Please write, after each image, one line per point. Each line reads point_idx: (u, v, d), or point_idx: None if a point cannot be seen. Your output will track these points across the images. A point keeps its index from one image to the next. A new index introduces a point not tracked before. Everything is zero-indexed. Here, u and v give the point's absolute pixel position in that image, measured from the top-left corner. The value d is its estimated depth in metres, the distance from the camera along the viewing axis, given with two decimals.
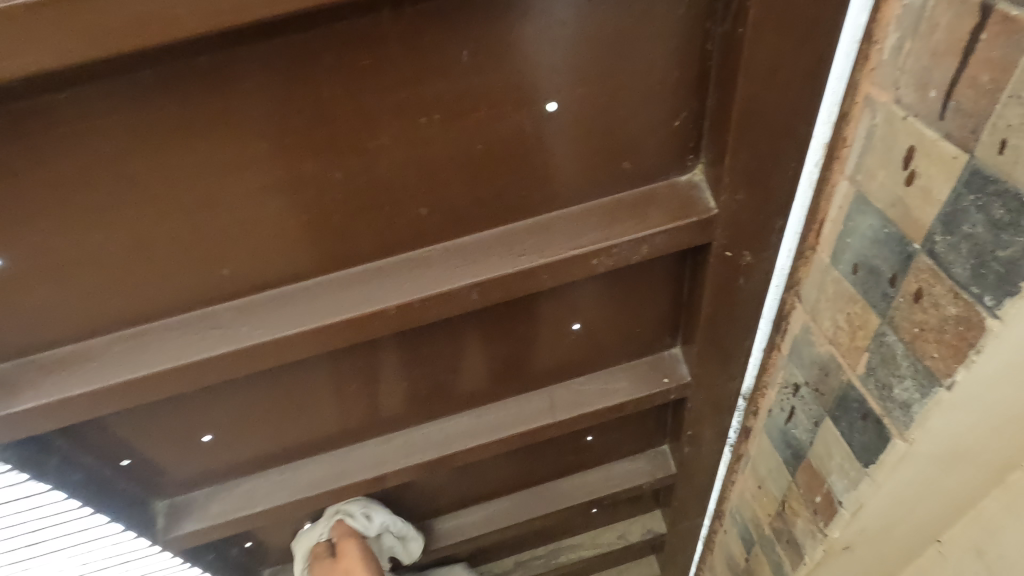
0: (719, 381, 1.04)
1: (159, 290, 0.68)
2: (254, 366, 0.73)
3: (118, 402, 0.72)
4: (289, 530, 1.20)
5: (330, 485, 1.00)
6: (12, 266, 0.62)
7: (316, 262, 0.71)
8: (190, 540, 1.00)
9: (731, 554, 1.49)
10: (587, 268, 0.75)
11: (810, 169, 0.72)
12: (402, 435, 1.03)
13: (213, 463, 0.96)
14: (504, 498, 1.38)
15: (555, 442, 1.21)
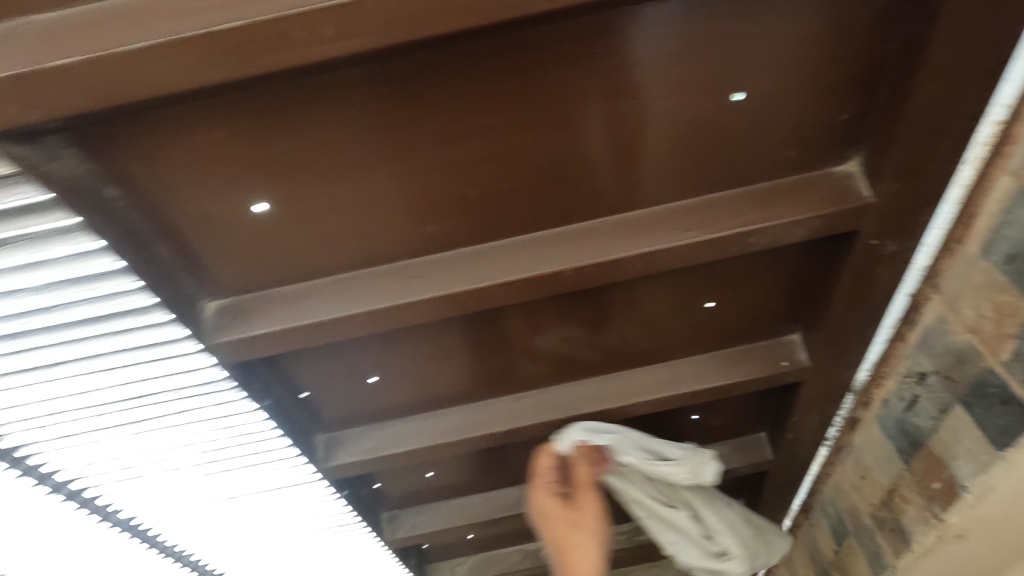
0: (837, 369, 1.09)
1: (378, 241, 0.81)
2: (444, 312, 0.85)
3: (332, 334, 0.85)
4: (413, 477, 1.32)
5: (469, 433, 1.11)
6: (275, 213, 0.75)
7: (505, 225, 0.82)
8: (342, 471, 1.13)
9: (816, 547, 1.53)
10: (743, 245, 0.83)
11: (963, 167, 0.76)
12: (532, 395, 1.14)
13: (372, 403, 1.09)
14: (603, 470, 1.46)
15: (663, 416, 1.28)
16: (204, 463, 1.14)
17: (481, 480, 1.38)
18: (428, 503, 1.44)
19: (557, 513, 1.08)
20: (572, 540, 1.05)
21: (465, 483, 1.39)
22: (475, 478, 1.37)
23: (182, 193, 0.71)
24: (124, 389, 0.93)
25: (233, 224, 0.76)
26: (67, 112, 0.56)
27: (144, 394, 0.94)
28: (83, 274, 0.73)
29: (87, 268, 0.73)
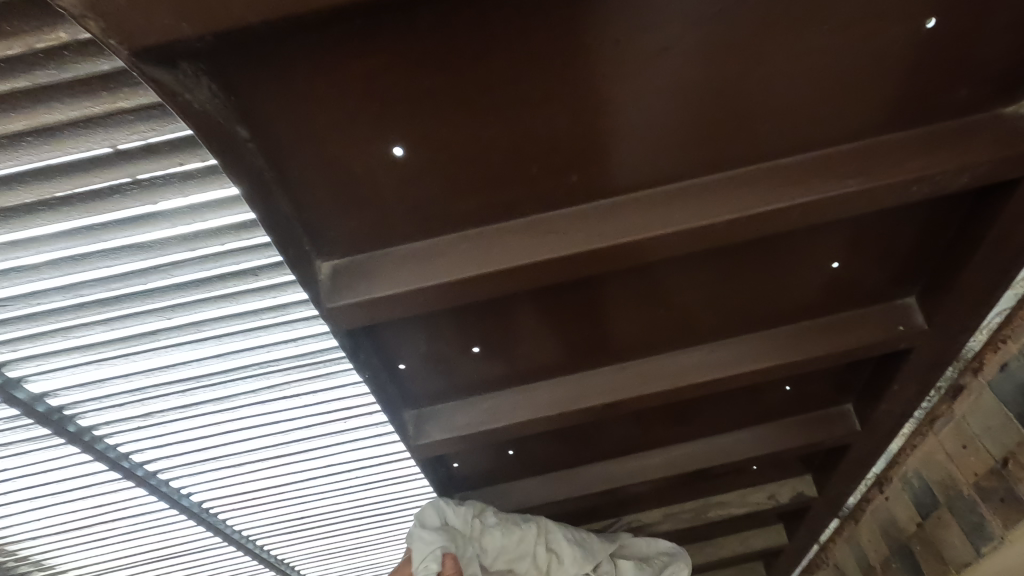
0: (956, 334, 1.04)
1: (514, 192, 0.74)
2: (579, 270, 0.78)
3: (457, 297, 0.78)
4: (492, 455, 1.26)
5: (569, 406, 1.05)
6: (412, 159, 0.68)
7: (651, 173, 0.75)
8: (432, 449, 1.07)
9: (892, 521, 1.50)
10: (902, 195, 0.77)
11: None
12: (632, 365, 1.08)
13: (470, 375, 1.02)
14: (680, 446, 1.40)
15: (754, 388, 1.23)
16: (284, 441, 1.07)
17: (558, 458, 1.33)
18: (500, 483, 1.38)
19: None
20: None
21: (542, 461, 1.33)
22: (553, 456, 1.31)
23: (315, 135, 0.64)
24: (219, 360, 0.86)
25: (365, 171, 0.68)
26: (226, 25, 0.49)
27: (241, 365, 0.87)
28: (208, 226, 0.68)
29: (214, 220, 0.67)
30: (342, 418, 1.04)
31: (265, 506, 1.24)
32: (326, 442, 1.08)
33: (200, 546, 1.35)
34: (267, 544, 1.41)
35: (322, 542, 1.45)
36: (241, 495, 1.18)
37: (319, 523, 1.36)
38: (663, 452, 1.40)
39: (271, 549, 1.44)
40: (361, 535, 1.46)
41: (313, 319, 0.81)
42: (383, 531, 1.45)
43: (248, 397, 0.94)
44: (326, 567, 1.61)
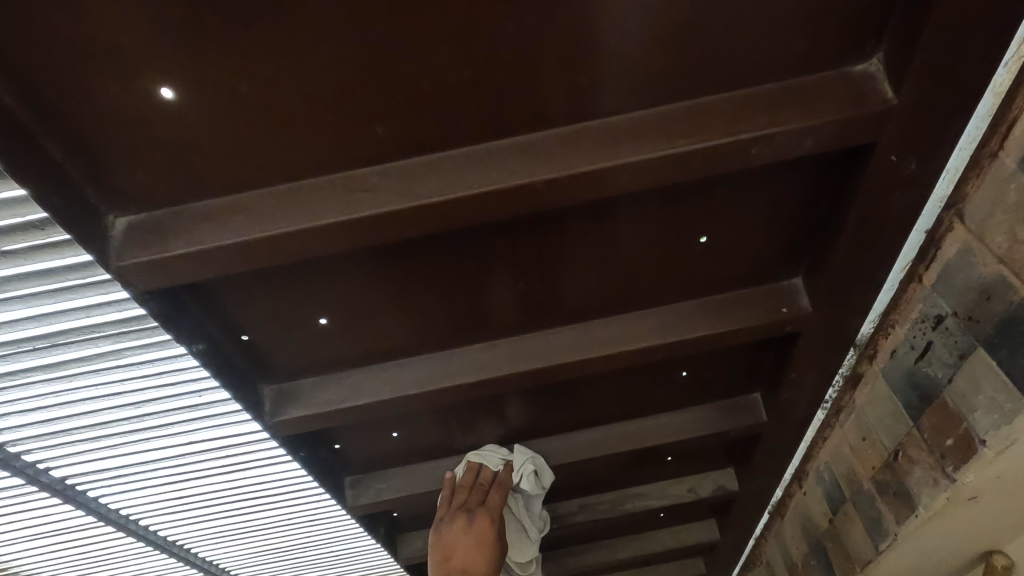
0: (842, 317, 0.98)
1: (314, 144, 0.69)
2: (395, 232, 0.73)
3: (263, 258, 0.73)
4: (377, 436, 1.22)
5: (434, 384, 1.00)
6: (189, 103, 0.63)
7: (466, 127, 0.70)
8: (291, 427, 1.02)
9: (809, 517, 1.45)
10: (742, 158, 0.72)
11: (998, 73, 0.67)
12: (504, 343, 1.03)
13: (325, 349, 0.97)
14: (584, 432, 1.36)
15: (649, 370, 1.18)
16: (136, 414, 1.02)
17: (451, 441, 1.28)
18: (395, 467, 1.34)
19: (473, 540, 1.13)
20: (473, 555, 1.12)
21: (435, 444, 1.28)
22: (445, 439, 1.27)
23: (65, 69, 0.58)
24: (35, 323, 0.81)
25: (137, 114, 0.63)
26: None
27: (62, 329, 0.83)
28: None
29: None
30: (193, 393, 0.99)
31: (136, 483, 1.19)
32: (184, 418, 1.03)
33: (77, 524, 1.30)
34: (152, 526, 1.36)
35: (213, 523, 1.41)
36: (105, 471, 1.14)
37: (203, 503, 1.31)
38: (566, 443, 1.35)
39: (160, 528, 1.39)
40: (255, 517, 1.42)
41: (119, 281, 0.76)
42: (276, 513, 1.41)
43: (79, 363, 0.89)
44: (228, 549, 1.56)
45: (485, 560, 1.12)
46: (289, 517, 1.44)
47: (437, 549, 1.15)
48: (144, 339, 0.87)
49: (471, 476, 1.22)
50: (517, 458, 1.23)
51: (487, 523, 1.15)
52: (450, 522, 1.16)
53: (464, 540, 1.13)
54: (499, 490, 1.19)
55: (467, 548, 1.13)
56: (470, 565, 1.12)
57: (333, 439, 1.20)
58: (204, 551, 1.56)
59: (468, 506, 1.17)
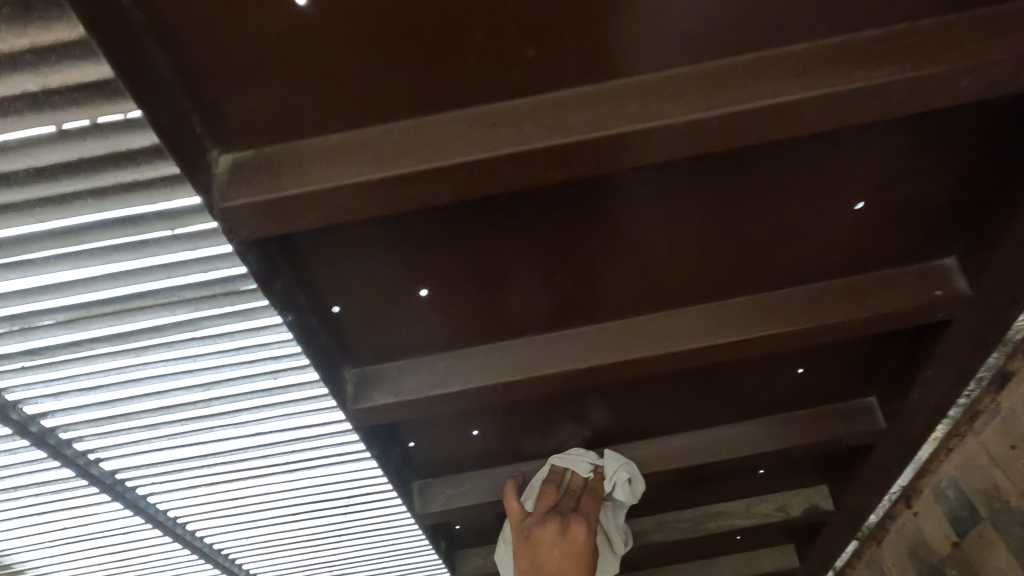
0: (1008, 304, 0.86)
1: (450, 70, 0.59)
2: (535, 177, 0.63)
3: (381, 201, 0.63)
4: (455, 434, 1.10)
5: (536, 370, 0.89)
6: (319, 11, 0.54)
7: (625, 54, 0.60)
8: (373, 416, 0.91)
9: (921, 540, 1.30)
10: (946, 95, 0.61)
11: None
12: (613, 327, 0.92)
13: (418, 326, 0.87)
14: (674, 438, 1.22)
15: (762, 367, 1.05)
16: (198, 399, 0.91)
17: (530, 442, 1.15)
18: (467, 472, 1.22)
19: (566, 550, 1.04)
20: (568, 565, 1.03)
21: (513, 446, 1.16)
22: (525, 440, 1.14)
23: None
24: (110, 284, 0.71)
25: (259, 23, 0.54)
26: None
27: (137, 292, 0.73)
28: (58, 89, 0.53)
29: (61, 80, 0.52)
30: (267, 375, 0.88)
31: (188, 481, 1.08)
32: (252, 405, 0.92)
33: (118, 527, 1.18)
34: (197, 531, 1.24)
35: (264, 531, 1.28)
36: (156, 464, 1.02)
37: (257, 507, 1.19)
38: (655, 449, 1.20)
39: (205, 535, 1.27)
40: (309, 525, 1.29)
41: (212, 231, 0.66)
42: (333, 522, 1.28)
43: (147, 334, 0.79)
44: (273, 561, 1.43)
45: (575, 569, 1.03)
46: (345, 529, 1.30)
47: (526, 554, 1.06)
48: (225, 308, 0.76)
49: (560, 481, 1.13)
50: (609, 466, 1.13)
51: (582, 531, 1.05)
52: (542, 527, 1.06)
53: (557, 548, 1.04)
54: (593, 499, 1.11)
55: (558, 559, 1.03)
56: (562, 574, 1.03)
57: (406, 436, 1.09)
58: (247, 563, 1.43)
59: (560, 511, 1.08)
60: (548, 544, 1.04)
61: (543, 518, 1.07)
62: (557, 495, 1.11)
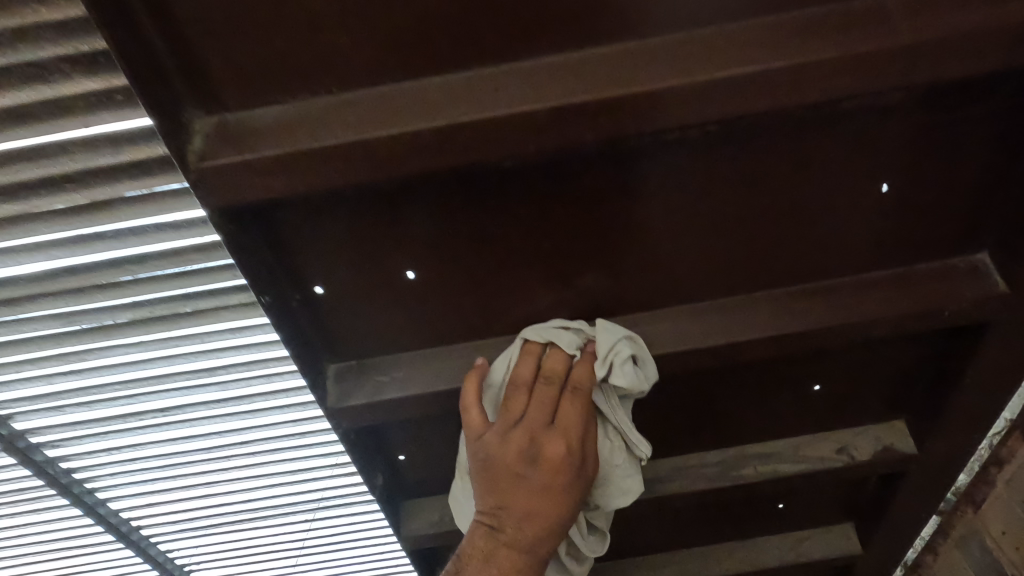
0: None
1: None
2: None
3: None
4: (379, 277, 0.75)
5: (490, 106, 0.58)
6: None
7: None
8: (229, 191, 0.60)
9: None
10: None
11: None
12: (612, 54, 0.58)
13: (300, 28, 0.56)
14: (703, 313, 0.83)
15: (830, 174, 0.71)
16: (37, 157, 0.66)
17: (494, 302, 0.80)
18: (404, 355, 0.84)
19: (536, 480, 0.73)
20: (542, 497, 0.74)
21: (469, 309, 0.80)
22: (486, 297, 0.79)
23: None
24: None
25: None
26: None
27: None
28: None
29: None
30: (147, 160, 0.68)
31: (60, 297, 0.84)
32: (106, 145, 0.67)
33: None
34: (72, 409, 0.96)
35: (167, 406, 1.01)
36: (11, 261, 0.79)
37: (150, 362, 0.92)
38: (674, 328, 0.82)
39: (93, 409, 1.01)
40: (221, 406, 1.00)
41: None
42: (249, 403, 0.99)
43: None
44: (188, 467, 1.15)
45: (550, 504, 0.74)
46: (268, 415, 1.01)
47: (485, 480, 0.76)
48: None
49: (528, 371, 0.77)
50: (603, 339, 0.77)
51: (558, 455, 0.73)
52: (499, 448, 0.74)
53: (523, 477, 0.74)
54: (576, 395, 0.75)
55: (525, 493, 0.74)
56: (532, 511, 0.74)
57: (309, 277, 0.73)
58: (157, 469, 1.15)
59: (525, 422, 0.74)
60: (512, 469, 0.74)
61: (500, 433, 0.75)
62: (524, 397, 0.76)
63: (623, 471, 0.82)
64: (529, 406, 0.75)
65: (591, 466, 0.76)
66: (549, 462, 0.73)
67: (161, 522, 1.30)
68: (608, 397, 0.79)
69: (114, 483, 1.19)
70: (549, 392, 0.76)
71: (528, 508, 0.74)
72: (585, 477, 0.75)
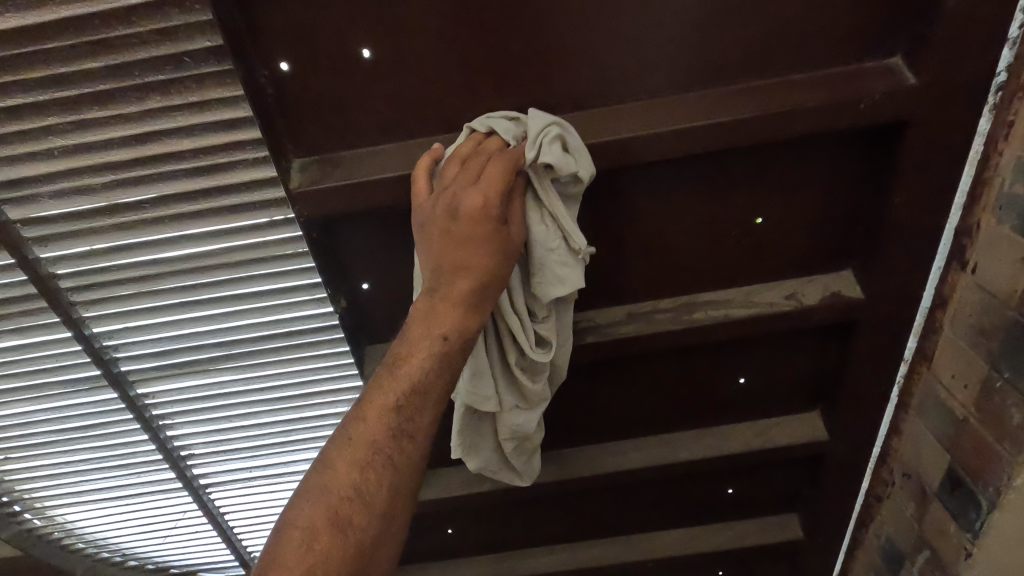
0: None
1: None
2: None
3: None
4: (339, 55, 0.83)
5: None
6: None
7: None
8: None
9: (986, 301, 0.95)
10: None
11: None
12: None
13: None
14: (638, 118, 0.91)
15: None
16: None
17: (445, 96, 0.88)
18: (365, 153, 0.91)
19: (461, 230, 0.79)
20: (476, 256, 0.79)
21: (421, 102, 0.88)
22: (437, 89, 0.87)
23: None
24: None
25: None
26: None
27: None
28: None
29: None
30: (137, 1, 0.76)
31: (21, 127, 0.84)
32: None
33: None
34: (41, 256, 0.96)
35: (133, 264, 0.99)
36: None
37: (113, 204, 0.92)
38: (612, 126, 0.89)
39: (53, 273, 0.98)
40: (190, 256, 0.98)
41: None
42: (219, 245, 0.98)
43: None
44: (158, 348, 1.10)
45: (479, 254, 0.79)
46: (238, 263, 1.00)
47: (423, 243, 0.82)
48: None
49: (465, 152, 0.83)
50: (532, 125, 0.83)
51: (481, 205, 0.78)
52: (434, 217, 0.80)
53: (453, 230, 0.79)
54: (503, 165, 0.81)
55: (455, 245, 0.79)
56: (464, 262, 0.79)
57: (273, 48, 0.82)
58: (119, 354, 1.10)
59: (454, 186, 0.80)
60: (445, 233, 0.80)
61: (434, 206, 0.80)
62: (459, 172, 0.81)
63: (558, 258, 0.87)
64: (459, 178, 0.81)
65: (517, 237, 0.83)
66: (472, 214, 0.78)
67: (122, 433, 1.22)
68: (545, 187, 0.85)
69: (65, 376, 1.12)
70: (478, 165, 0.82)
71: (466, 266, 0.80)
72: (512, 241, 0.82)
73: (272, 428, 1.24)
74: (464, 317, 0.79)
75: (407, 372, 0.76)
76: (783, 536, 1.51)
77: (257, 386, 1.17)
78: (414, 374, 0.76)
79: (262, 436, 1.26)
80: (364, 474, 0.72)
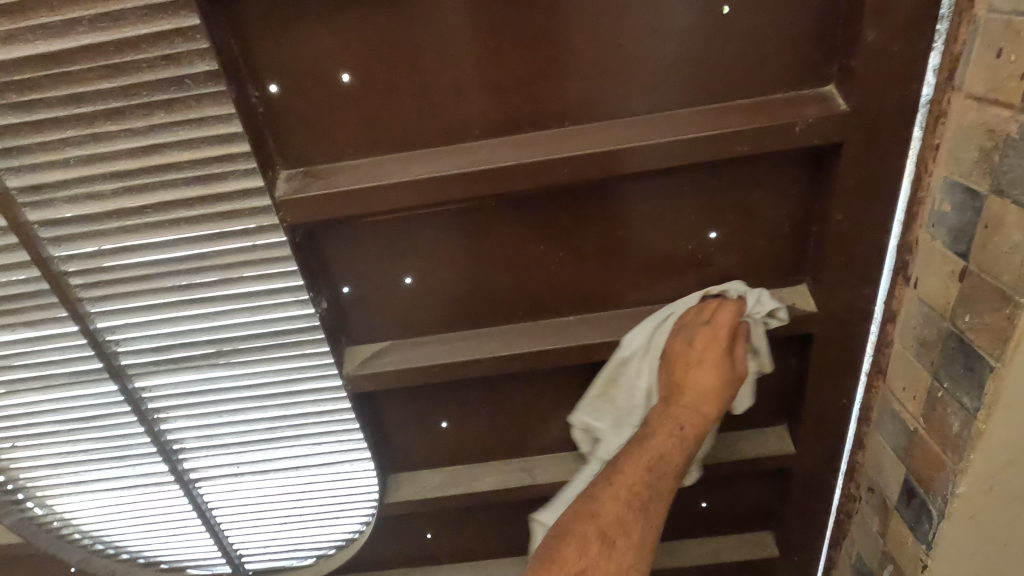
0: None
1: None
2: None
3: None
4: (323, 79, 0.94)
5: None
6: None
7: None
8: None
9: (927, 313, 0.99)
10: None
11: None
12: None
13: None
14: (594, 136, 0.98)
15: None
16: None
17: (418, 116, 0.98)
18: (347, 165, 1.01)
19: (704, 357, 1.00)
20: (711, 387, 0.99)
21: (396, 122, 0.98)
22: (412, 110, 0.97)
23: None
24: None
25: None
26: None
27: None
28: None
29: None
30: (137, 29, 0.87)
31: (42, 139, 0.96)
32: None
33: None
34: (56, 255, 1.07)
35: (136, 264, 1.09)
36: (4, 102, 0.92)
37: (118, 209, 1.02)
38: (568, 145, 0.98)
39: (65, 271, 1.09)
40: (187, 258, 1.08)
41: None
42: (213, 248, 1.07)
43: None
44: (157, 344, 1.19)
45: (727, 370, 1.00)
46: (230, 265, 1.09)
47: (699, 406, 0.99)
48: None
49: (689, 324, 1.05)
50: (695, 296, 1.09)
51: (716, 347, 1.00)
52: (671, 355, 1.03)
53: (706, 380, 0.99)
54: (731, 314, 1.02)
55: (692, 373, 1.00)
56: (708, 383, 0.99)
57: (264, 72, 0.92)
58: (120, 347, 1.19)
59: (698, 344, 1.01)
60: (682, 382, 1.01)
61: (678, 367, 1.02)
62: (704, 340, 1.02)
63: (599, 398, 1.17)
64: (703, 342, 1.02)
65: (742, 359, 1.01)
66: (716, 352, 1.00)
67: (120, 424, 1.31)
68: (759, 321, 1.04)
69: (69, 368, 1.22)
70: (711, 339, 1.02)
71: (695, 391, 0.99)
72: (738, 366, 1.01)
73: (259, 425, 1.31)
74: (689, 400, 0.99)
75: (661, 438, 0.97)
76: (757, 554, 1.52)
77: (246, 383, 1.25)
78: (666, 442, 0.96)
79: (251, 432, 1.32)
80: (643, 503, 0.92)
